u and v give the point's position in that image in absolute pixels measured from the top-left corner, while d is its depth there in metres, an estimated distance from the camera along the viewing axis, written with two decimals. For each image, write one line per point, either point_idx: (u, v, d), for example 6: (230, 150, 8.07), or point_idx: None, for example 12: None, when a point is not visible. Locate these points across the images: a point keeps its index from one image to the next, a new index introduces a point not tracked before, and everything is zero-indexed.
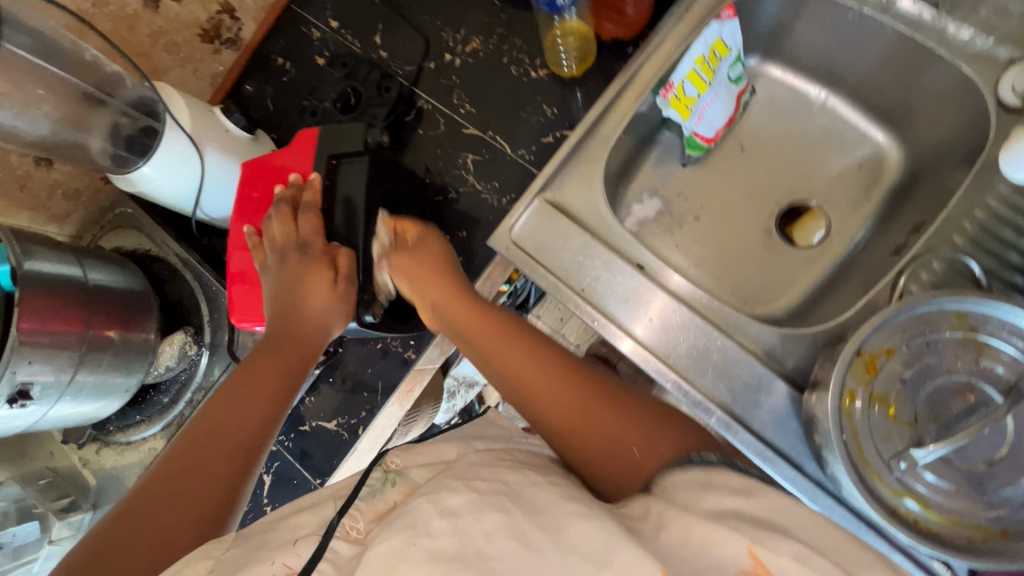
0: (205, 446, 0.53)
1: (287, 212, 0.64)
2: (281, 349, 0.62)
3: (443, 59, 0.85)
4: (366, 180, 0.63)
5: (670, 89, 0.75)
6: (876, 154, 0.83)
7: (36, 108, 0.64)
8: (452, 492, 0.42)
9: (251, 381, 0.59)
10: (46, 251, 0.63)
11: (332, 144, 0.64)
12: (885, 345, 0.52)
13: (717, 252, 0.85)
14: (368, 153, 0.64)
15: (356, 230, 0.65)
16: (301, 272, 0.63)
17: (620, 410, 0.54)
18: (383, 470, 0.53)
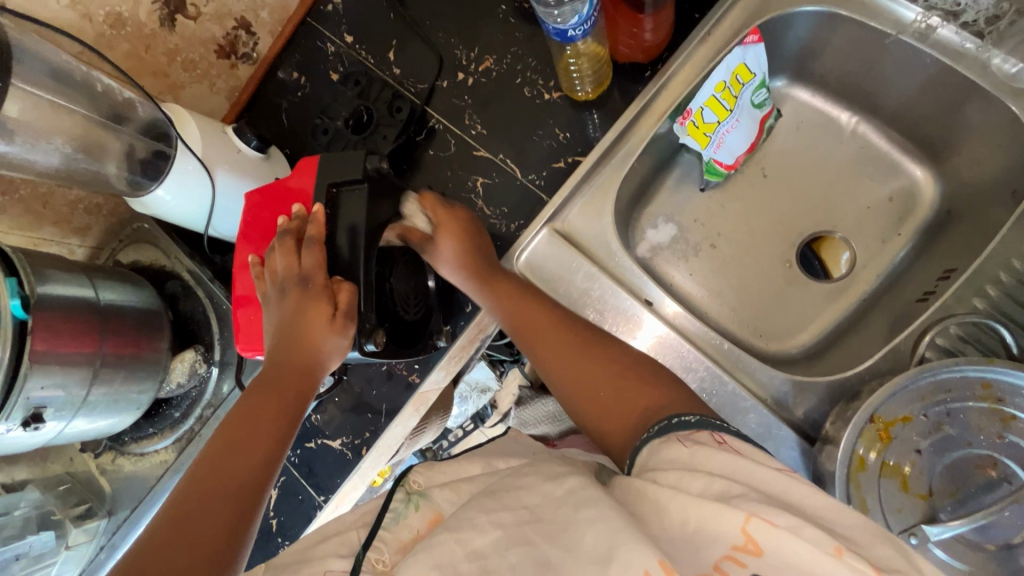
0: (209, 486, 0.52)
1: (291, 244, 0.61)
2: (277, 379, 0.60)
3: (456, 78, 0.83)
4: (364, 208, 0.60)
5: (689, 116, 0.73)
6: (910, 188, 0.78)
7: (47, 141, 0.65)
8: (479, 533, 0.44)
9: (248, 414, 0.58)
10: (57, 275, 0.64)
11: (333, 172, 0.62)
12: (902, 412, 0.51)
13: (733, 283, 0.81)
14: (368, 181, 0.61)
15: (354, 258, 0.61)
16: (301, 303, 0.58)
17: (615, 362, 0.60)
18: (406, 493, 0.55)
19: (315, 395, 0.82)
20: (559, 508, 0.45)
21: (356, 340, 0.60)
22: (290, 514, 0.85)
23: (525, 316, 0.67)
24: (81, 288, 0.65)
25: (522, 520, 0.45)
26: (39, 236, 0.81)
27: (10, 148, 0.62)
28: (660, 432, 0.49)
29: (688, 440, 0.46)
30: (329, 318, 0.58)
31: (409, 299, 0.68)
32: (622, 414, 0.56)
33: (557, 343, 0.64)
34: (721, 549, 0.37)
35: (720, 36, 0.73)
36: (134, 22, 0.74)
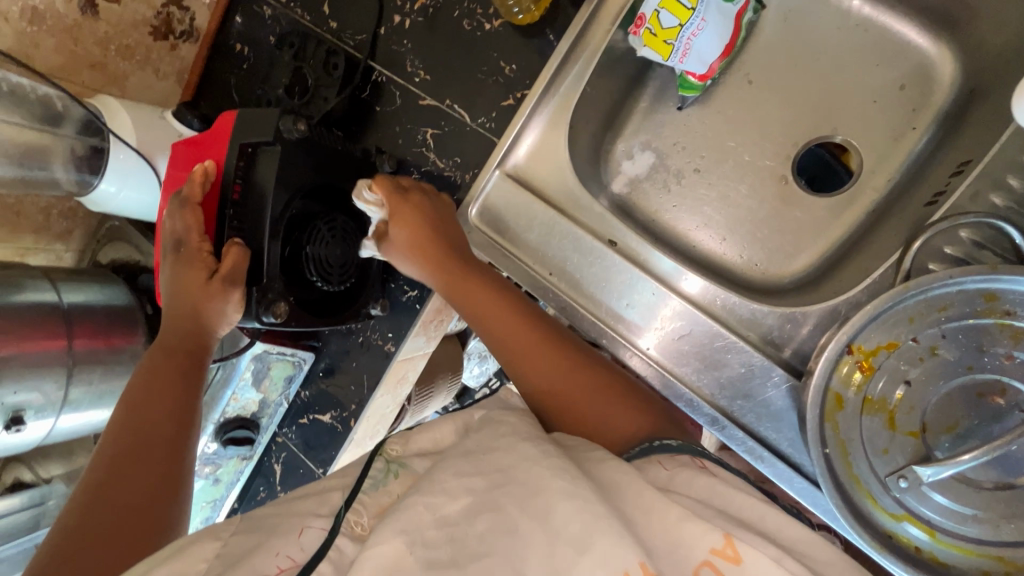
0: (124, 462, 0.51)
1: (178, 205, 0.61)
2: (175, 356, 0.61)
3: (393, 21, 0.76)
4: (277, 172, 0.59)
5: (642, 23, 0.64)
6: (923, 70, 0.66)
7: None
8: (449, 496, 0.40)
9: (149, 390, 0.57)
10: (20, 285, 0.66)
11: (245, 130, 0.60)
12: (885, 339, 0.45)
13: (721, 210, 0.72)
14: (281, 143, 0.59)
15: (259, 223, 0.60)
16: (183, 270, 0.61)
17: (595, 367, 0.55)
18: (384, 461, 0.50)
19: (301, 370, 0.83)
20: (528, 465, 0.41)
21: (256, 309, 0.61)
22: (295, 487, 0.89)
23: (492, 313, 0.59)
24: (43, 293, 0.67)
25: (493, 483, 0.40)
26: (23, 245, 0.83)
27: None
28: (643, 452, 0.46)
29: (668, 460, 0.44)
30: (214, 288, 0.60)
31: (331, 269, 0.66)
32: (603, 435, 0.50)
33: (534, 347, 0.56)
34: (702, 554, 0.34)
35: None
36: (54, 14, 0.72)
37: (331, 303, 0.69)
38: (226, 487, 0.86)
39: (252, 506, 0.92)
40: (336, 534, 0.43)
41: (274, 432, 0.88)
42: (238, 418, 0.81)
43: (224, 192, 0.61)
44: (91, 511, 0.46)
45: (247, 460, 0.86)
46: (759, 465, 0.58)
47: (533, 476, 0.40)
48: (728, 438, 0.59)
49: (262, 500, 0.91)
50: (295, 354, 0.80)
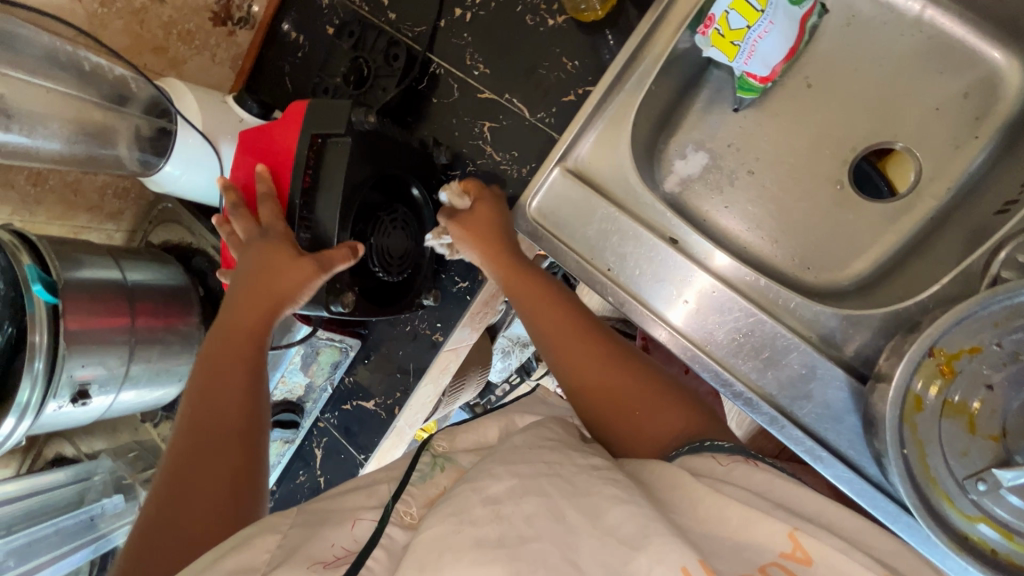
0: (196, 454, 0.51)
1: (246, 210, 0.63)
2: (235, 338, 0.60)
3: (454, 15, 0.77)
4: (349, 161, 0.59)
5: (710, 24, 0.65)
6: (985, 79, 0.67)
7: (42, 127, 0.63)
8: (495, 480, 0.41)
9: (211, 376, 0.57)
10: (82, 260, 0.66)
11: (312, 121, 0.59)
12: (969, 343, 0.45)
13: (774, 213, 0.73)
14: (352, 132, 0.59)
15: (330, 215, 0.60)
16: (267, 257, 0.60)
17: (638, 372, 0.57)
18: (432, 455, 0.53)
19: (347, 356, 0.84)
20: (579, 472, 0.43)
21: (325, 300, 0.61)
22: (335, 472, 0.89)
23: (545, 320, 0.62)
24: (108, 270, 0.68)
25: (539, 472, 0.42)
26: (77, 224, 0.84)
27: (11, 136, 0.60)
28: (691, 449, 0.47)
29: (722, 456, 0.45)
30: (302, 266, 0.58)
31: (391, 259, 0.68)
32: (650, 433, 0.52)
33: (584, 353, 0.59)
34: (769, 556, 0.34)
35: None
36: None
37: (389, 294, 0.70)
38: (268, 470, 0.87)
39: (290, 489, 0.93)
40: (387, 523, 0.44)
41: (316, 417, 0.89)
42: (284, 401, 0.82)
43: (293, 187, 0.60)
44: (171, 498, 0.47)
45: (289, 444, 0.87)
46: (817, 465, 0.58)
47: (580, 480, 0.42)
48: (786, 437, 0.59)
49: (300, 485, 0.92)
50: (341, 341, 0.81)
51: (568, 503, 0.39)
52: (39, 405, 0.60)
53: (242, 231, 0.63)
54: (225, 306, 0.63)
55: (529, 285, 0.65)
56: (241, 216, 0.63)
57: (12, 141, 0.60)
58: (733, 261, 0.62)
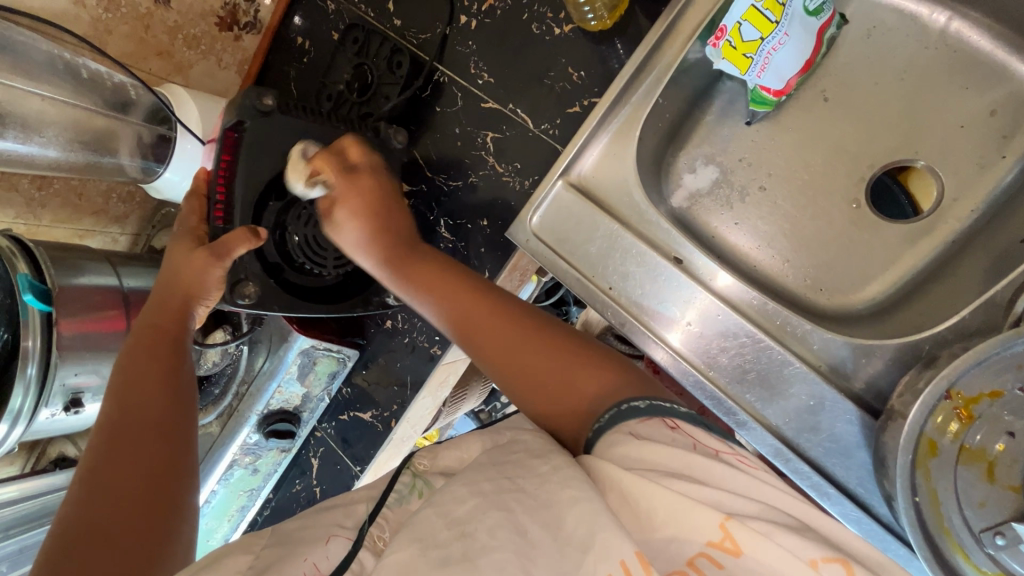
0: (114, 463, 0.48)
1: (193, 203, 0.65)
2: (153, 340, 0.59)
3: (459, 22, 0.75)
4: (248, 150, 0.61)
5: (722, 36, 0.62)
6: (1017, 95, 0.63)
7: (40, 134, 0.63)
8: (454, 499, 0.40)
9: (136, 376, 0.55)
10: (81, 266, 0.66)
11: (228, 118, 0.63)
12: (990, 387, 0.42)
13: (786, 231, 0.70)
14: (250, 120, 0.61)
15: (233, 205, 0.62)
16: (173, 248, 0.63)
17: (556, 346, 0.53)
18: (411, 475, 0.51)
19: (344, 366, 0.83)
20: (539, 479, 0.40)
21: (225, 295, 0.63)
22: (331, 482, 0.88)
23: (451, 302, 0.58)
24: (105, 276, 0.68)
25: (501, 488, 0.40)
26: (82, 227, 0.84)
27: (8, 143, 0.60)
28: (612, 420, 0.44)
29: (640, 430, 0.42)
30: (198, 256, 0.60)
31: (324, 255, 0.68)
32: (569, 403, 0.50)
33: (497, 331, 0.55)
34: (695, 547, 0.34)
35: None
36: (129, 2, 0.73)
37: (339, 291, 0.70)
38: (264, 477, 0.87)
39: (286, 498, 0.92)
40: (358, 548, 0.44)
41: (313, 426, 0.88)
42: (281, 411, 0.81)
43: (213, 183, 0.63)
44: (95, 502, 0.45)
45: (285, 454, 0.87)
46: (824, 501, 0.55)
47: (544, 490, 0.39)
48: (793, 471, 0.56)
49: (297, 494, 0.91)
50: (340, 351, 0.80)
51: (528, 517, 0.38)
52: (32, 413, 0.60)
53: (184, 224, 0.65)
54: (145, 310, 0.62)
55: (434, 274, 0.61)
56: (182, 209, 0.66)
57: (9, 149, 0.60)
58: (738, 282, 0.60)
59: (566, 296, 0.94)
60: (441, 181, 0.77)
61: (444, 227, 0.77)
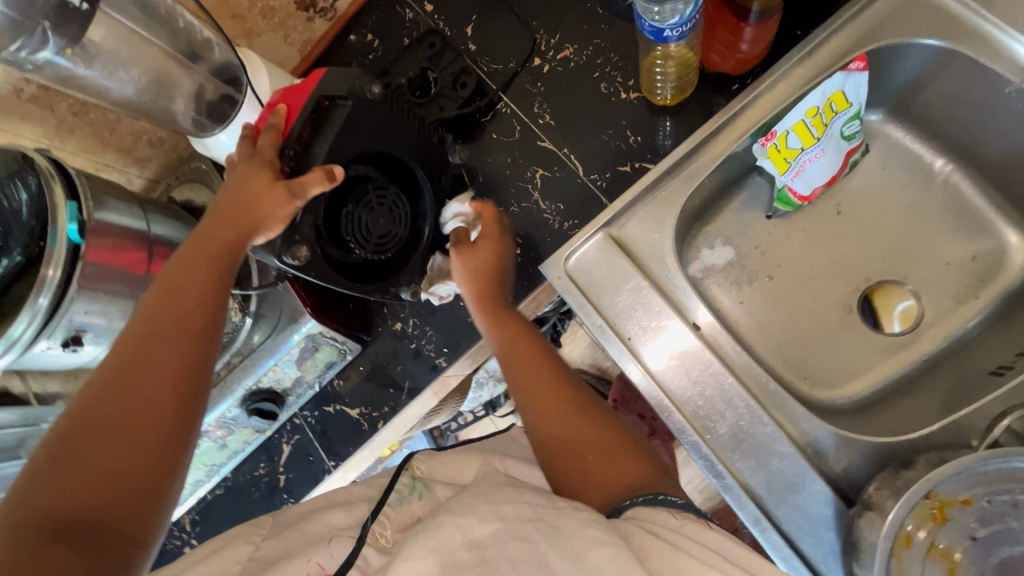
0: (126, 379, 0.48)
1: (271, 136, 0.60)
2: (206, 249, 0.57)
3: (532, 64, 0.81)
4: (339, 129, 0.60)
5: (772, 138, 0.68)
6: (997, 250, 0.72)
7: (123, 71, 0.63)
8: (480, 521, 0.42)
9: (179, 292, 0.54)
10: (109, 203, 0.64)
11: (324, 84, 0.61)
12: (961, 494, 0.48)
13: (784, 320, 0.77)
14: (354, 100, 0.60)
15: (310, 163, 0.60)
16: (248, 174, 0.58)
17: (603, 425, 0.58)
18: (410, 478, 0.54)
19: (342, 358, 0.83)
20: (562, 516, 0.43)
21: (277, 249, 0.59)
22: (299, 473, 0.86)
23: (511, 350, 0.65)
24: (134, 220, 0.66)
25: (523, 516, 0.43)
26: (101, 160, 0.81)
27: (89, 73, 0.60)
28: (646, 501, 0.48)
29: (675, 511, 0.46)
30: (277, 191, 0.56)
31: (368, 236, 0.67)
32: (598, 475, 0.53)
33: (543, 385, 0.61)
34: None
35: (822, 57, 0.68)
36: None
37: (365, 275, 0.69)
38: (229, 454, 0.84)
39: (244, 481, 0.88)
40: (362, 543, 0.45)
41: (294, 412, 0.86)
42: (268, 390, 0.80)
43: (288, 135, 0.60)
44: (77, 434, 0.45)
45: (258, 434, 0.85)
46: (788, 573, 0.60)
47: (564, 524, 0.42)
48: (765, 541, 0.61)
49: (257, 481, 0.88)
50: (343, 343, 0.80)
51: (550, 547, 0.40)
52: (29, 343, 0.57)
53: (239, 153, 0.61)
54: (209, 214, 0.60)
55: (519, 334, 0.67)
56: (243, 142, 0.62)
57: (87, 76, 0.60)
58: (714, 320, 0.67)
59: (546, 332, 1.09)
60: (482, 203, 0.80)
61: None
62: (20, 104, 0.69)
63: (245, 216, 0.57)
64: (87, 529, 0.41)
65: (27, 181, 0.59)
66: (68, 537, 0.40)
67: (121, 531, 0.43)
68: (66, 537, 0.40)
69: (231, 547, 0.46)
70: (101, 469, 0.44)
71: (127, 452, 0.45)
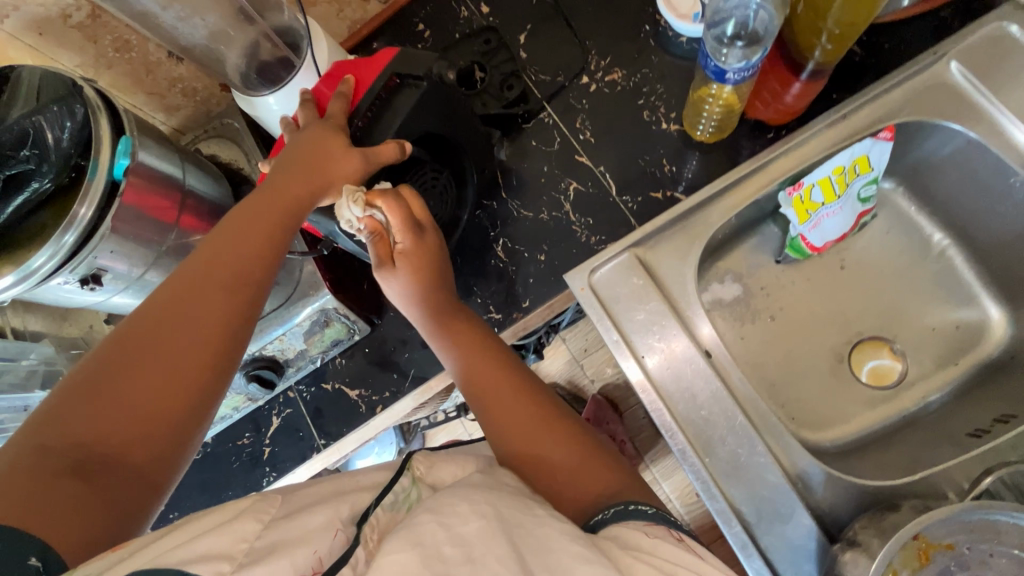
0: (172, 320, 0.48)
1: (340, 105, 0.60)
2: (274, 201, 0.57)
3: (580, 80, 0.83)
4: (408, 110, 0.60)
5: (798, 188, 0.72)
6: (979, 322, 0.79)
7: (200, 17, 0.66)
8: (471, 521, 0.41)
9: (239, 239, 0.54)
10: (153, 147, 0.63)
11: (397, 62, 0.61)
12: (945, 539, 0.52)
13: (780, 361, 0.81)
14: (427, 83, 0.61)
15: (372, 137, 0.59)
16: (316, 138, 0.57)
17: (570, 433, 0.60)
18: (408, 481, 0.51)
19: (350, 337, 0.83)
20: (553, 525, 0.43)
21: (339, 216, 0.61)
22: (286, 448, 0.84)
23: (479, 371, 0.65)
24: (171, 166, 0.65)
25: (518, 522, 0.42)
26: (130, 100, 0.79)
27: (168, 14, 0.63)
28: (617, 514, 0.49)
29: (646, 527, 0.47)
30: (346, 157, 0.57)
31: None
32: (573, 483, 0.55)
33: (510, 398, 0.62)
34: None
35: (854, 122, 0.73)
36: None
37: None
38: (216, 420, 0.82)
39: (225, 449, 0.86)
40: (355, 544, 0.41)
41: (289, 385, 0.85)
42: (269, 358, 0.77)
43: (355, 110, 0.60)
44: (112, 364, 0.45)
45: (249, 402, 0.83)
46: None
47: (555, 534, 0.41)
48: (749, 567, 0.64)
49: (238, 451, 0.86)
50: (354, 322, 0.80)
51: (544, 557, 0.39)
52: (45, 276, 0.54)
53: (303, 119, 0.61)
54: (277, 164, 0.59)
55: (470, 342, 0.68)
56: (308, 107, 0.61)
57: (165, 19, 0.63)
58: (715, 333, 0.70)
59: (531, 344, 1.13)
60: (513, 207, 0.82)
61: (501, 246, 0.81)
62: (65, 30, 0.66)
63: (315, 175, 0.57)
64: (110, 463, 0.42)
65: (73, 108, 0.56)
66: (87, 468, 0.41)
67: (147, 473, 0.44)
68: (89, 469, 0.41)
69: (240, 522, 0.40)
70: (135, 405, 0.44)
71: (157, 394, 0.45)
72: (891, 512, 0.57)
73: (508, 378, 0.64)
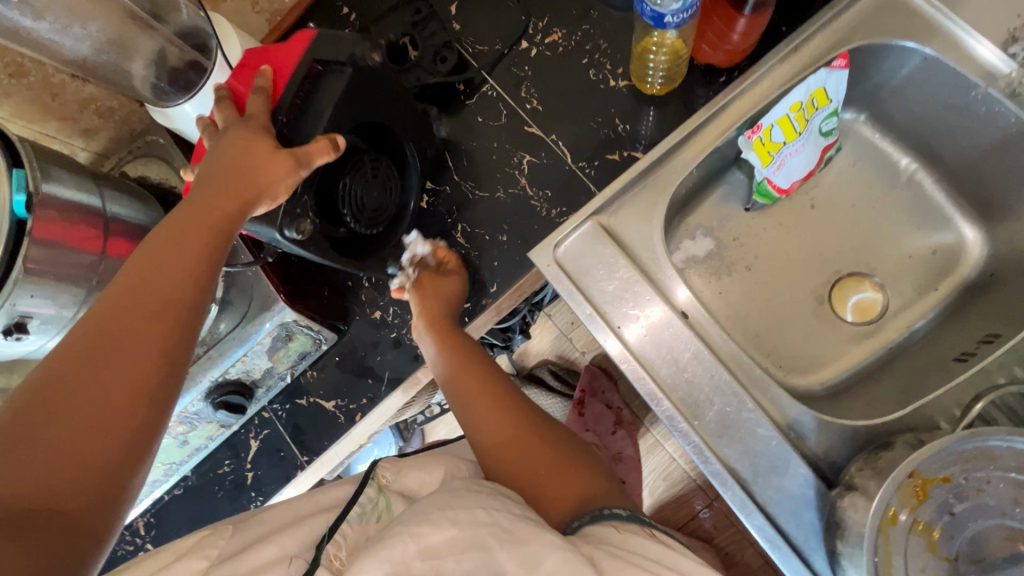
0: (101, 357, 0.44)
1: (259, 100, 0.55)
2: (202, 219, 0.52)
3: (520, 46, 0.79)
4: (334, 101, 0.57)
5: (757, 131, 0.69)
6: (955, 244, 0.77)
7: (80, 26, 0.59)
8: (435, 527, 0.38)
9: (166, 265, 0.50)
10: (59, 175, 0.57)
11: (318, 47, 0.56)
12: (941, 472, 0.51)
13: (761, 309, 0.79)
14: (352, 67, 0.57)
15: (298, 132, 0.56)
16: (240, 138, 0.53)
17: (547, 436, 0.58)
18: (375, 490, 0.48)
19: (318, 348, 0.79)
20: (520, 522, 0.40)
21: (279, 221, 0.56)
22: (270, 470, 0.82)
23: (462, 381, 0.63)
24: (85, 194, 0.60)
25: (479, 521, 0.39)
26: (41, 129, 0.73)
27: (39, 26, 0.55)
28: (589, 520, 0.47)
29: (619, 526, 0.45)
30: (278, 159, 0.52)
31: (363, 209, 0.65)
32: (553, 483, 0.52)
33: (489, 404, 0.60)
34: None
35: (805, 54, 0.70)
36: None
37: (354, 246, 0.68)
38: (191, 452, 0.78)
39: (207, 480, 0.83)
40: (315, 565, 0.39)
41: (262, 405, 0.81)
42: (235, 382, 0.74)
43: (277, 103, 0.56)
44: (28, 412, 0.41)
45: (223, 429, 0.79)
46: (773, 552, 0.62)
47: (522, 529, 0.39)
48: (751, 525, 0.63)
49: (221, 479, 0.83)
50: (319, 332, 0.75)
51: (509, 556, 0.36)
52: None
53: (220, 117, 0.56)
54: (200, 176, 0.54)
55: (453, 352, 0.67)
56: (223, 105, 0.56)
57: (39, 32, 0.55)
58: (691, 295, 0.68)
59: (514, 325, 1.11)
60: (467, 188, 0.78)
61: (460, 232, 0.77)
62: None
63: (245, 186, 0.53)
64: (40, 521, 0.38)
65: None
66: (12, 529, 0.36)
67: (83, 524, 0.40)
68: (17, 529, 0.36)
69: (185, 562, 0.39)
70: (64, 454, 0.40)
71: (85, 441, 0.41)
72: (884, 452, 0.56)
73: (484, 384, 0.63)
